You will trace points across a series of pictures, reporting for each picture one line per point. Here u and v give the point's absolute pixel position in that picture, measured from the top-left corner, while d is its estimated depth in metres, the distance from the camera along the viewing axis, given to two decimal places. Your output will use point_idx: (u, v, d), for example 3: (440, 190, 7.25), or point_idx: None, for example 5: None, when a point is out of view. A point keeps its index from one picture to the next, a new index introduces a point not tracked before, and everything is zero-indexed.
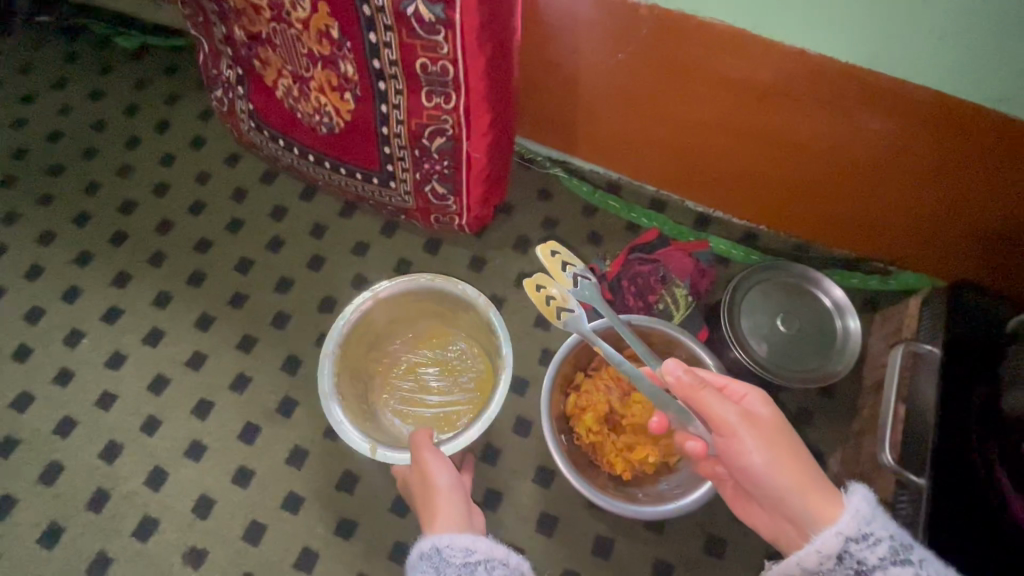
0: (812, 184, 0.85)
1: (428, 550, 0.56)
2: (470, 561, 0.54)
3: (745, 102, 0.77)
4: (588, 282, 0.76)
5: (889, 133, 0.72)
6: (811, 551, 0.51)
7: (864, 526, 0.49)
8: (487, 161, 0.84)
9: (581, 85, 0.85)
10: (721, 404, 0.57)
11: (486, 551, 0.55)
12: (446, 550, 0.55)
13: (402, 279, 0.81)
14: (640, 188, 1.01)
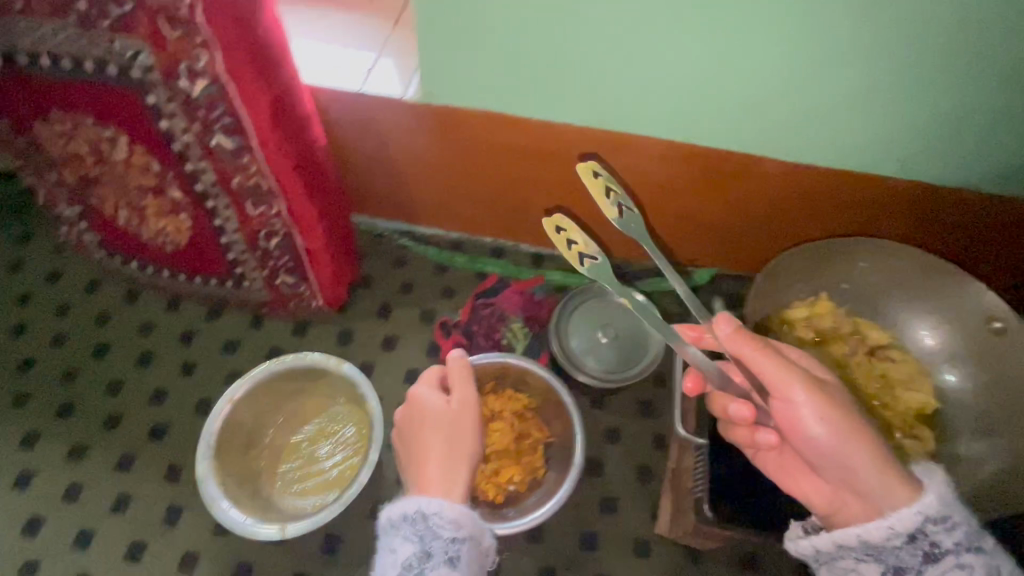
0: (607, 216, 1.02)
1: (417, 517, 0.62)
2: (458, 535, 0.62)
3: (527, 162, 0.93)
4: (632, 213, 0.73)
5: (639, 170, 0.91)
6: (883, 526, 0.58)
7: (944, 511, 0.57)
8: (326, 247, 0.94)
9: (400, 167, 0.99)
10: (780, 371, 0.61)
11: (470, 527, 0.63)
12: (433, 519, 0.62)
13: (249, 377, 0.90)
14: (480, 240, 1.15)
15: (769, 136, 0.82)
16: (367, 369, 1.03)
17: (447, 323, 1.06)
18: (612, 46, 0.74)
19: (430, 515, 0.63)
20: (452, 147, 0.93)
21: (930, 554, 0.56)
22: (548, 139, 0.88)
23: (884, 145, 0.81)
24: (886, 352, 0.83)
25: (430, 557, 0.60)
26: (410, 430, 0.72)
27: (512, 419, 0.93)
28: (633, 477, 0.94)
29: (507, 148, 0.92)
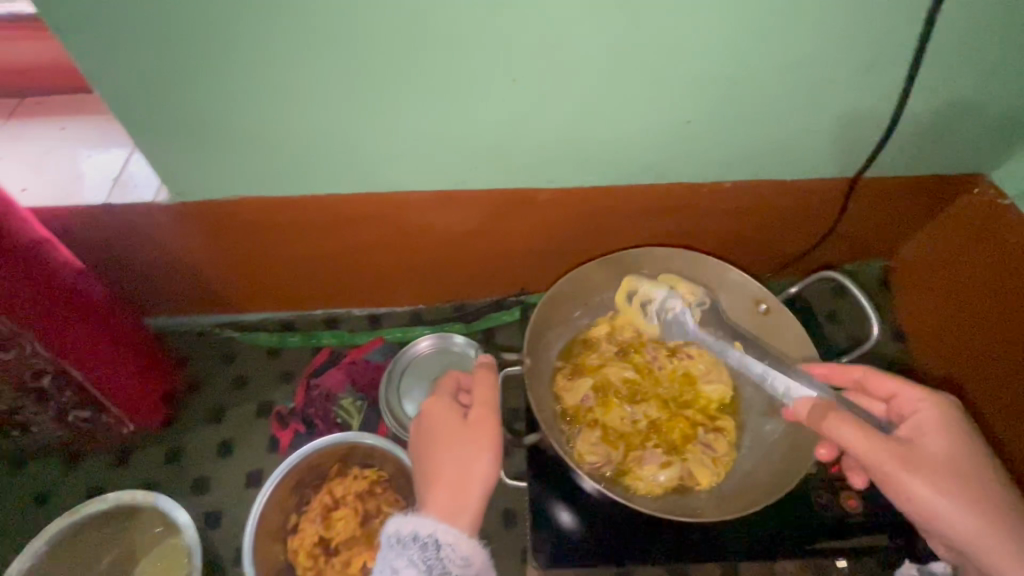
0: (420, 269, 0.99)
1: (430, 543, 0.58)
2: (466, 571, 0.59)
3: (314, 236, 0.90)
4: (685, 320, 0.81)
5: (427, 223, 0.89)
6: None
7: None
8: (118, 370, 0.87)
9: (187, 265, 0.94)
10: (877, 452, 0.57)
11: (479, 565, 0.60)
12: (447, 551, 0.58)
13: (34, 541, 0.79)
14: (309, 315, 1.10)
15: (534, 173, 0.81)
16: (203, 484, 0.95)
17: (281, 412, 1.00)
18: (337, 119, 0.72)
19: (444, 543, 0.59)
20: (230, 237, 0.89)
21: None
22: (323, 210, 0.85)
23: (647, 161, 0.80)
24: (688, 347, 0.81)
25: None
26: (438, 453, 0.65)
27: (358, 501, 0.89)
28: (499, 526, 0.90)
29: (287, 227, 0.88)
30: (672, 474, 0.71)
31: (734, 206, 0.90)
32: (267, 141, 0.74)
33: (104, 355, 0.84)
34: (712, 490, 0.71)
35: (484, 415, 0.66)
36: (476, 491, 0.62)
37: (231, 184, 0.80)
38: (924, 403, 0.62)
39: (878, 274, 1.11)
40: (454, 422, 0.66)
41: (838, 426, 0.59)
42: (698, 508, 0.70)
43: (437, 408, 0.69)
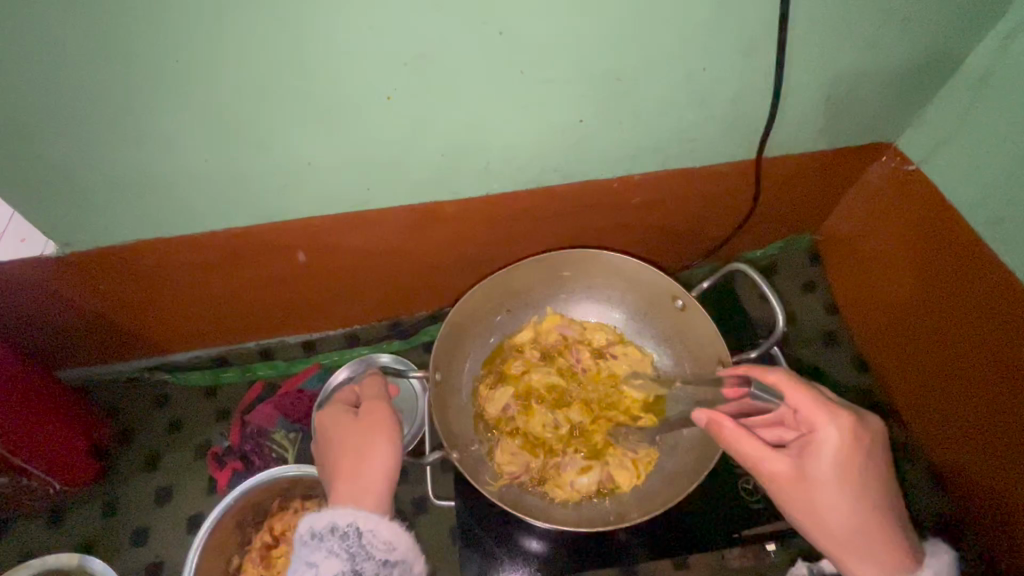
0: (345, 290, 0.98)
1: (350, 531, 0.56)
2: (389, 558, 0.56)
3: (225, 271, 0.88)
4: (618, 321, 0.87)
5: (340, 245, 0.87)
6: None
7: None
8: (37, 430, 0.83)
9: (102, 311, 0.91)
10: (773, 461, 0.58)
11: (404, 551, 0.57)
12: (368, 537, 0.56)
13: None
14: (242, 348, 1.07)
15: (437, 187, 0.80)
16: (142, 535, 0.93)
17: (218, 452, 0.97)
18: (217, 155, 0.69)
19: (365, 531, 0.56)
20: (139, 278, 0.86)
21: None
22: (227, 244, 0.83)
23: (550, 165, 0.80)
24: (613, 348, 0.84)
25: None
26: (338, 449, 0.64)
27: None
28: (445, 543, 0.89)
29: (195, 264, 0.86)
30: (592, 478, 0.74)
31: (648, 199, 0.91)
32: (149, 184, 0.71)
33: (19, 418, 0.80)
34: (631, 491, 0.74)
35: (375, 408, 0.67)
36: (380, 479, 0.61)
37: (126, 227, 0.78)
38: (828, 428, 0.56)
39: (806, 250, 1.13)
40: (347, 421, 0.67)
41: (733, 443, 0.61)
42: (615, 510, 0.73)
43: (334, 413, 0.69)
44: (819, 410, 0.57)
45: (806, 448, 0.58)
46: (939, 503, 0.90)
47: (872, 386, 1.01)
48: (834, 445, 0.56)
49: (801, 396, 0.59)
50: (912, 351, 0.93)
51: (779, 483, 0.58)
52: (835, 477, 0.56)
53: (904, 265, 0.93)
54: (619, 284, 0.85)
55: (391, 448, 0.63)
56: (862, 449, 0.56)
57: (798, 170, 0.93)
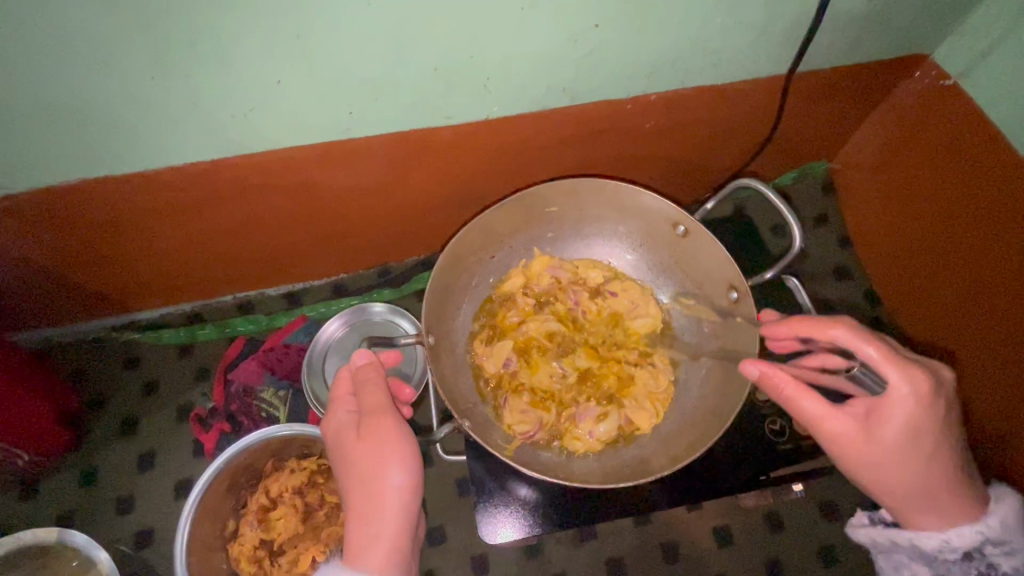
0: (328, 235, 0.88)
1: None
2: None
3: (190, 215, 0.77)
4: (626, 258, 0.80)
5: (319, 182, 0.77)
6: (938, 539, 0.56)
7: (1004, 535, 0.55)
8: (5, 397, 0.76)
9: (52, 265, 0.80)
10: (835, 418, 0.55)
11: None
12: None
13: None
14: (218, 302, 0.98)
15: (429, 110, 0.70)
16: (127, 502, 0.87)
17: (201, 415, 0.90)
18: (165, 72, 0.57)
19: None
20: (90, 227, 0.75)
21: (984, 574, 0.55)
22: (191, 184, 0.72)
23: (557, 83, 0.70)
24: (610, 285, 0.79)
25: None
26: (344, 471, 0.60)
27: (299, 496, 0.82)
28: (453, 495, 0.86)
29: (156, 209, 0.75)
30: (610, 425, 0.70)
31: (665, 122, 0.82)
32: (84, 109, 0.59)
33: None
34: (651, 432, 0.71)
35: (378, 422, 0.59)
36: (390, 517, 0.56)
37: (64, 164, 0.66)
38: (905, 389, 0.52)
39: (821, 179, 1.06)
40: (352, 441, 0.60)
41: (790, 401, 0.57)
42: (638, 455, 0.69)
43: (339, 424, 0.62)
44: (891, 367, 0.53)
45: (870, 408, 0.55)
46: None
47: (886, 319, 0.97)
48: (907, 408, 0.52)
49: (872, 356, 0.54)
50: (931, 299, 0.90)
51: (839, 444, 0.55)
52: (905, 443, 0.53)
53: (935, 209, 0.87)
54: (615, 213, 0.77)
55: (403, 474, 0.57)
56: (935, 411, 0.53)
57: (826, 88, 0.84)
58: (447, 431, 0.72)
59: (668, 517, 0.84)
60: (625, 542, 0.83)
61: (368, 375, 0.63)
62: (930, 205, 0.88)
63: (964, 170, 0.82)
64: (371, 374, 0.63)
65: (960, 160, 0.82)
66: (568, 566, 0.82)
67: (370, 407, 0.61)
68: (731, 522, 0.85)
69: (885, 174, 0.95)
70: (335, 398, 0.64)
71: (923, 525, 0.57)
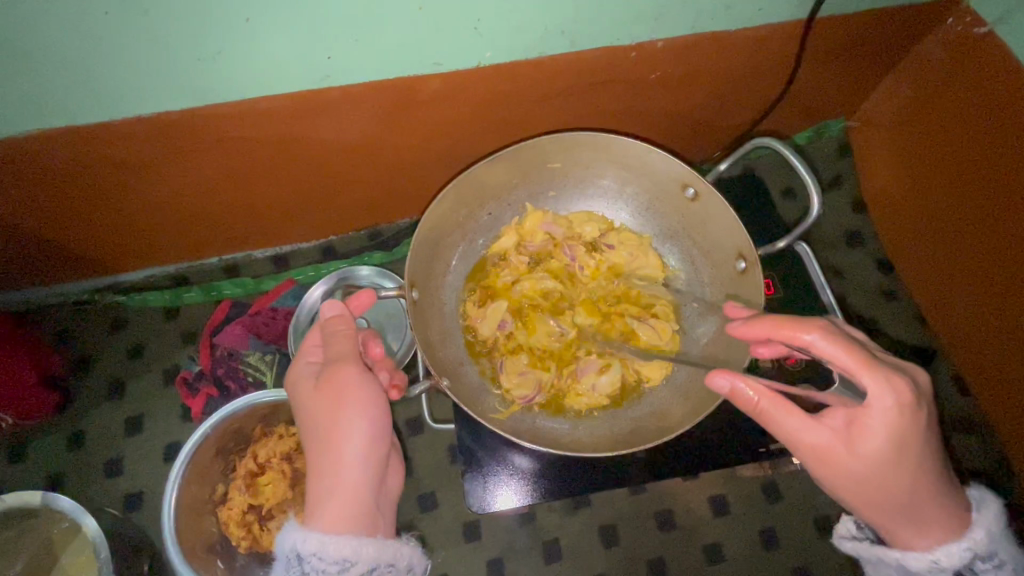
0: (312, 192, 0.84)
1: (292, 558, 0.51)
2: (347, 568, 0.51)
3: (165, 170, 0.73)
4: (624, 213, 0.75)
5: (300, 136, 0.72)
6: (927, 560, 0.50)
7: (988, 546, 0.50)
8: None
9: (23, 222, 0.77)
10: (811, 431, 0.50)
11: (372, 554, 0.53)
12: (310, 560, 0.51)
13: None
14: (203, 264, 0.95)
15: (415, 55, 0.64)
16: (116, 466, 0.86)
17: (188, 378, 0.88)
18: (122, 8, 0.51)
19: (309, 555, 0.51)
20: (59, 182, 0.71)
21: None
22: (162, 136, 0.68)
23: (555, 26, 0.64)
24: (606, 238, 0.74)
25: None
26: (305, 425, 0.58)
27: (287, 461, 0.80)
28: (444, 463, 0.84)
29: (128, 164, 0.71)
30: (614, 376, 0.67)
31: (670, 73, 0.76)
32: (36, 51, 0.54)
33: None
34: (662, 382, 0.68)
35: (340, 370, 0.57)
36: (353, 471, 0.54)
37: (21, 112, 0.61)
38: (885, 398, 0.47)
39: (837, 139, 1.00)
40: (311, 391, 0.57)
41: (767, 417, 0.52)
42: (652, 409, 0.67)
43: (300, 374, 0.60)
44: (866, 374, 0.47)
45: (849, 420, 0.49)
46: (959, 406, 0.86)
47: (897, 289, 0.93)
48: (888, 418, 0.47)
49: (849, 364, 0.47)
50: (970, 277, 0.82)
51: (817, 458, 0.50)
52: (885, 456, 0.48)
53: (983, 176, 0.78)
54: (614, 167, 0.72)
55: (366, 428, 0.55)
56: (917, 419, 0.47)
57: (847, 36, 0.78)
58: (422, 389, 0.68)
59: (663, 487, 0.83)
60: (619, 511, 0.82)
61: (337, 328, 0.60)
62: (965, 166, 0.81)
63: (1005, 123, 0.74)
64: (339, 326, 0.60)
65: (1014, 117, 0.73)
66: (561, 534, 0.81)
67: (333, 357, 0.58)
68: (729, 492, 0.83)
69: (907, 130, 0.89)
70: (304, 348, 0.62)
71: (911, 544, 0.51)
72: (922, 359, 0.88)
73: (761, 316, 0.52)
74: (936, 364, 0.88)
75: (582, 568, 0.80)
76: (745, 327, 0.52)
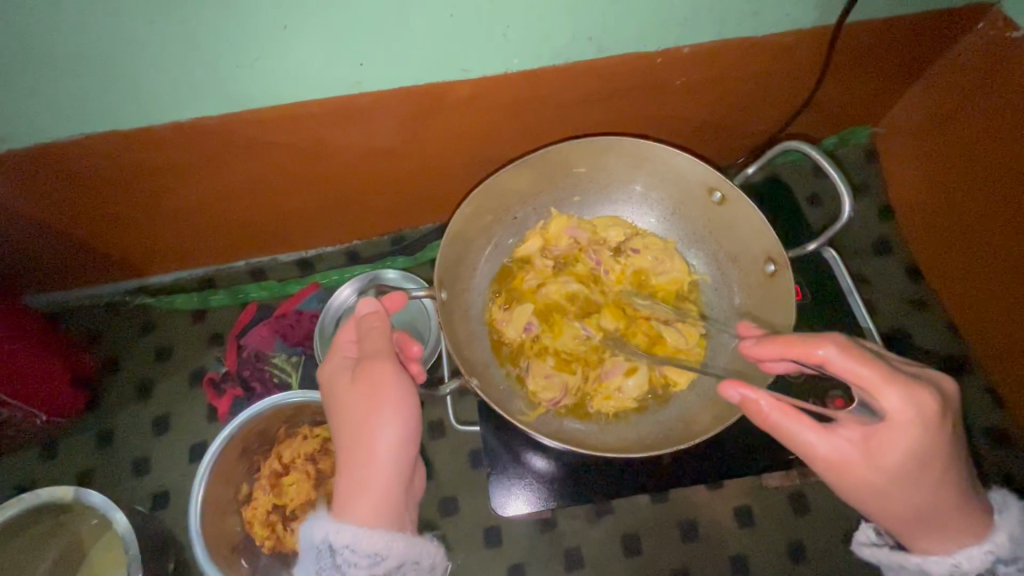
0: (339, 197, 0.85)
1: (325, 548, 0.52)
2: (378, 565, 0.52)
3: (200, 175, 0.75)
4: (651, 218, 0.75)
5: (329, 141, 0.73)
6: (946, 564, 0.48)
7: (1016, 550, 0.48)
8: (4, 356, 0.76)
9: (63, 226, 0.79)
10: (829, 445, 0.48)
11: (399, 553, 0.53)
12: (343, 552, 0.52)
13: None
14: (231, 267, 0.97)
15: (444, 62, 0.65)
16: (144, 465, 0.87)
17: (214, 379, 0.90)
18: (163, 15, 0.53)
19: (341, 547, 0.52)
20: (99, 187, 0.74)
21: None
22: (198, 141, 0.70)
23: (582, 32, 0.65)
24: (631, 243, 0.74)
25: None
26: (336, 420, 0.58)
27: (311, 463, 0.81)
28: (465, 467, 0.84)
29: (165, 168, 0.73)
30: (640, 380, 0.66)
31: (696, 79, 0.76)
32: (82, 58, 0.56)
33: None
34: (688, 389, 0.67)
35: (373, 366, 0.57)
36: (382, 468, 0.54)
37: (66, 118, 0.64)
38: (906, 410, 0.45)
39: (863, 146, 0.99)
40: (344, 385, 0.58)
41: (778, 433, 0.50)
42: (679, 414, 0.66)
43: (334, 369, 0.60)
44: (888, 388, 0.45)
45: (868, 435, 0.47)
46: (994, 418, 0.83)
47: (927, 297, 0.91)
48: (910, 432, 0.45)
49: (867, 379, 0.45)
50: (1005, 287, 0.80)
51: (837, 473, 0.48)
52: (910, 467, 0.46)
53: (1017, 186, 0.76)
54: (640, 172, 0.73)
55: (396, 424, 0.55)
56: (941, 433, 0.45)
57: (874, 42, 0.77)
58: (453, 388, 0.69)
59: (686, 495, 0.82)
60: (642, 519, 0.81)
61: (372, 323, 0.60)
62: (996, 175, 0.79)
63: None
64: (374, 323, 0.60)
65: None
66: (583, 542, 0.80)
67: (367, 352, 0.59)
68: (755, 503, 0.82)
69: (938, 135, 0.87)
70: (338, 343, 0.63)
71: (931, 549, 0.49)
72: (954, 369, 0.86)
73: (775, 336, 0.51)
74: (969, 375, 0.86)
75: None
76: (757, 347, 0.51)
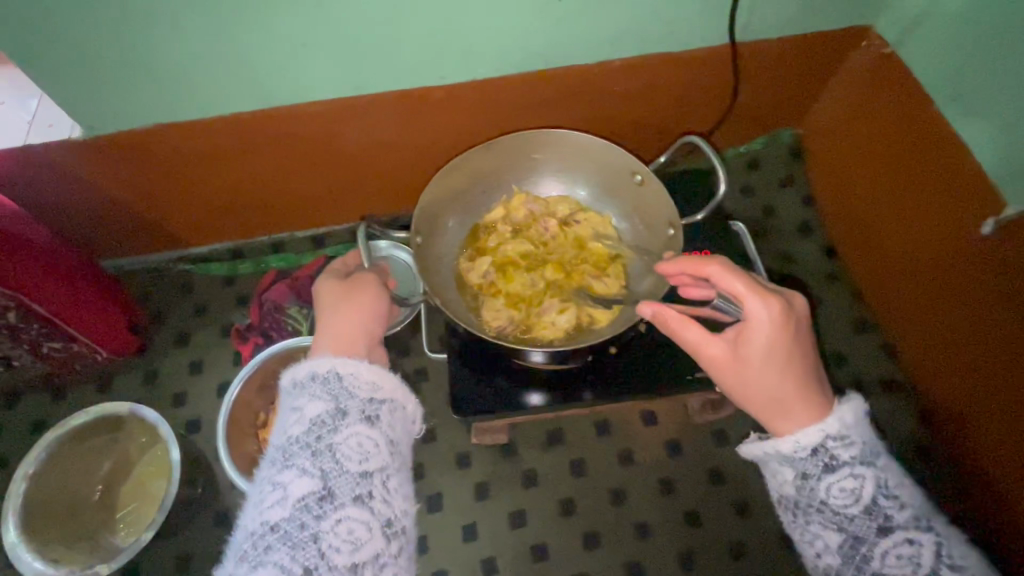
0: (345, 181, 1.05)
1: (329, 376, 0.62)
2: (375, 396, 0.63)
3: (234, 160, 0.95)
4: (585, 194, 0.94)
5: (337, 133, 0.93)
6: (791, 441, 0.62)
7: (845, 430, 0.61)
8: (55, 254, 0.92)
9: (126, 201, 0.99)
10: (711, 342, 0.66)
11: (389, 390, 0.65)
12: (347, 378, 0.62)
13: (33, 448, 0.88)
14: (256, 242, 1.17)
15: (425, 70, 0.85)
16: (181, 398, 1.06)
17: (241, 329, 1.08)
18: (218, 34, 0.73)
19: (345, 375, 0.63)
20: (157, 168, 0.94)
21: (828, 465, 0.60)
22: (235, 132, 0.89)
23: (531, 48, 0.84)
24: (576, 216, 0.91)
25: (347, 413, 0.60)
26: (324, 302, 0.75)
27: None
28: (443, 404, 1.02)
29: (208, 154, 0.93)
30: (570, 316, 0.83)
31: (631, 86, 0.94)
32: (157, 65, 0.77)
33: (43, 278, 0.89)
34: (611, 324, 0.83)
35: (361, 275, 0.78)
36: (358, 330, 0.70)
37: (139, 112, 0.84)
38: (763, 312, 0.62)
39: (788, 145, 1.16)
40: (333, 282, 0.77)
41: (676, 333, 0.68)
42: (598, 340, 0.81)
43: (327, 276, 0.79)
44: (751, 298, 0.63)
45: (738, 335, 0.64)
46: (888, 370, 0.99)
47: (840, 271, 1.07)
48: (764, 331, 0.62)
49: (738, 290, 0.63)
50: (900, 259, 0.96)
51: (717, 366, 0.66)
52: (765, 360, 0.63)
53: (901, 173, 0.92)
54: (579, 161, 0.91)
55: (372, 306, 0.74)
56: (789, 333, 0.62)
57: (776, 58, 0.95)
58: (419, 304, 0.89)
59: (625, 429, 0.99)
60: (588, 447, 0.98)
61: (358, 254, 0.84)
62: (885, 165, 0.95)
63: (912, 127, 0.89)
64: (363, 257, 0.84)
65: (913, 125, 0.88)
66: (538, 465, 0.97)
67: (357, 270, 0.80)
68: (683, 437, 0.98)
69: (842, 134, 1.04)
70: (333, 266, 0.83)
71: (782, 431, 0.63)
72: (857, 330, 1.03)
73: (681, 255, 0.70)
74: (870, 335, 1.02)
75: (555, 493, 0.95)
76: (667, 265, 0.70)
